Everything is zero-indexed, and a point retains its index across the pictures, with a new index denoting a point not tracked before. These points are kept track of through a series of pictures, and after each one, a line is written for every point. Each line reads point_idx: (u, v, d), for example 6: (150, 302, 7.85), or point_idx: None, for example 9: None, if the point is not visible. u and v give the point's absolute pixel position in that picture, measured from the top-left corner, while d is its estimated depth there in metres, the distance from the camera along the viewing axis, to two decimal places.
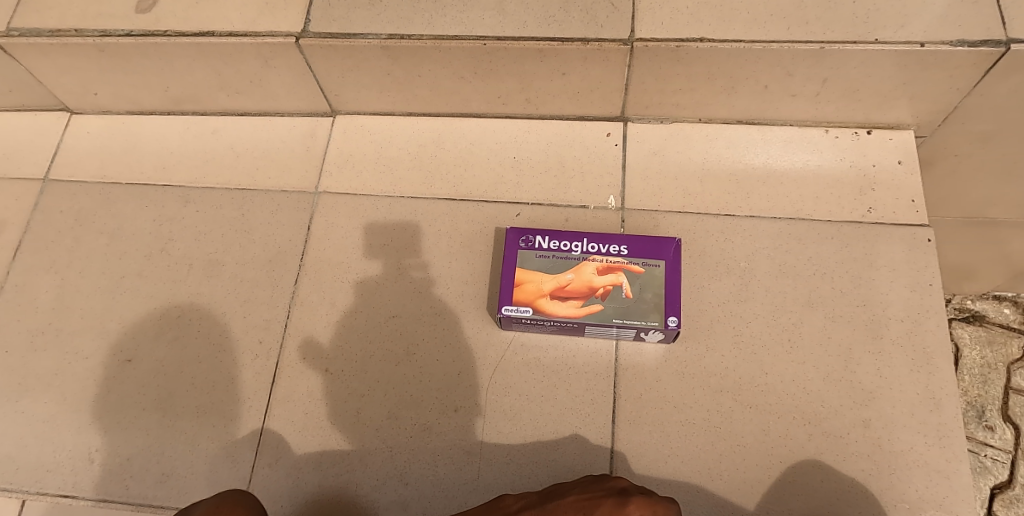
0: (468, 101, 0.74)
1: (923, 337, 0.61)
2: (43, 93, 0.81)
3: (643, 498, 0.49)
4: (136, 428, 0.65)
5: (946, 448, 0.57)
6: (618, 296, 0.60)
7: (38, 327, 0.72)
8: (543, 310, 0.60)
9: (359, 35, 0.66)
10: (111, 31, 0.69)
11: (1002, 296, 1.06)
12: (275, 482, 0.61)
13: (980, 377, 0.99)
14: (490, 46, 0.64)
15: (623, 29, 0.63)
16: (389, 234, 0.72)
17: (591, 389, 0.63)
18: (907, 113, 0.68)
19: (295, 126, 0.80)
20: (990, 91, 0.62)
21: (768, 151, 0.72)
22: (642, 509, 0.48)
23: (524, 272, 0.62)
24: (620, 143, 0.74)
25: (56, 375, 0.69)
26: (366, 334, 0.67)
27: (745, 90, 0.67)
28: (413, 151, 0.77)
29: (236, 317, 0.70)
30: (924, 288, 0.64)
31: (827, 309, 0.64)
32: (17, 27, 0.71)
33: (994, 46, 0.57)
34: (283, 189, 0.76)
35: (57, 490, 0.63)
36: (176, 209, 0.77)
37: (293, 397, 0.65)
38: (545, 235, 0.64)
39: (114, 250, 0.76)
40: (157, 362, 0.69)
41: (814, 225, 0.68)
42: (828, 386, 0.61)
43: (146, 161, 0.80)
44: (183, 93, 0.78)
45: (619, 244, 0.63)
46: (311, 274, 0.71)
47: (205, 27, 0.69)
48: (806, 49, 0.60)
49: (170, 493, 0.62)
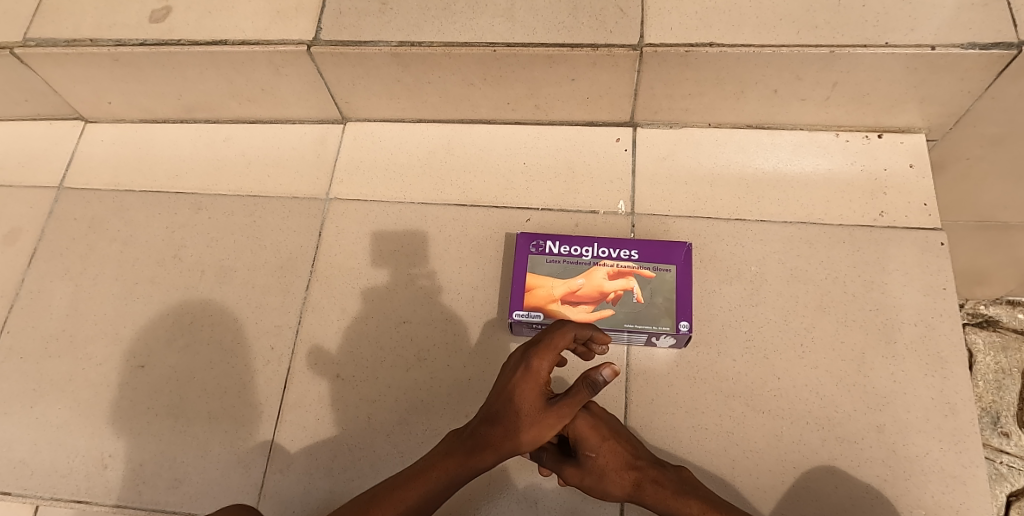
0: (477, 107, 0.75)
1: (937, 341, 0.61)
2: (58, 102, 0.82)
3: (535, 360, 0.52)
4: (149, 434, 0.66)
5: (962, 454, 0.56)
6: (628, 301, 0.60)
7: (52, 333, 0.73)
8: (553, 315, 0.60)
9: (369, 43, 0.67)
10: (126, 41, 0.70)
11: (1016, 301, 1.05)
12: (286, 488, 0.61)
13: (995, 383, 0.98)
14: (499, 52, 0.65)
15: (632, 34, 0.63)
16: (399, 240, 0.73)
17: (603, 395, 0.62)
18: (918, 117, 0.68)
19: (306, 133, 0.81)
20: (1003, 94, 0.61)
21: (778, 155, 0.72)
22: (547, 370, 0.52)
23: (535, 277, 0.62)
24: (629, 149, 0.74)
25: (70, 381, 0.70)
26: (376, 340, 0.67)
27: (754, 94, 0.67)
28: (422, 157, 0.77)
29: (247, 323, 0.70)
30: (937, 292, 0.63)
31: (839, 313, 0.64)
32: (34, 37, 0.72)
33: (1005, 49, 0.57)
34: (295, 196, 0.77)
35: (71, 496, 0.64)
36: (188, 216, 0.78)
37: (304, 402, 0.65)
38: (555, 240, 0.64)
39: (127, 256, 0.76)
40: (170, 367, 0.69)
41: (825, 230, 0.68)
42: (842, 392, 0.60)
43: (159, 168, 0.81)
44: (195, 101, 0.79)
45: (630, 249, 0.63)
46: (322, 279, 0.71)
47: (217, 36, 0.70)
48: (816, 54, 0.60)
49: (182, 499, 0.62)
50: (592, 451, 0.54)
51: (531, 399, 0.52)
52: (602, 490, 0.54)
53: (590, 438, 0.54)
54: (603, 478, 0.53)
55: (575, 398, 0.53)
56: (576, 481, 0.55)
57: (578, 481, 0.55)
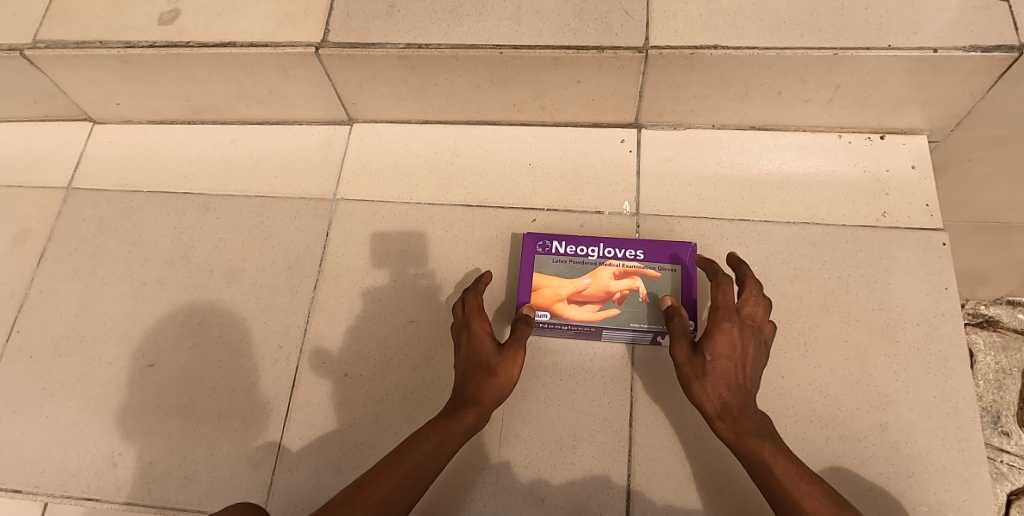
0: (483, 109, 0.76)
1: (939, 341, 0.62)
2: (66, 104, 0.83)
3: (475, 321, 0.59)
4: (159, 433, 0.66)
5: (964, 452, 0.57)
6: (634, 300, 0.61)
7: (62, 333, 0.73)
8: (561, 314, 0.60)
9: (377, 45, 0.67)
10: (135, 43, 0.71)
11: (1016, 301, 1.06)
12: (295, 486, 0.62)
13: (995, 383, 0.98)
14: (506, 55, 0.65)
15: (637, 37, 0.64)
16: (405, 240, 0.73)
17: (609, 394, 0.63)
18: (920, 118, 0.68)
19: (313, 134, 0.82)
20: (1004, 96, 0.62)
21: (781, 157, 0.72)
22: (489, 327, 0.59)
23: (542, 277, 0.62)
24: (633, 150, 0.75)
25: (79, 380, 0.70)
26: (384, 340, 0.68)
27: (758, 96, 0.68)
28: (428, 158, 0.78)
29: (255, 323, 0.71)
30: (939, 292, 0.64)
31: (842, 312, 0.64)
32: (44, 40, 0.73)
33: (1007, 51, 0.57)
34: (302, 197, 0.78)
35: (82, 494, 0.64)
36: (196, 216, 0.78)
37: (313, 401, 0.66)
38: (561, 241, 0.65)
39: (136, 257, 0.77)
40: (179, 366, 0.70)
41: (828, 231, 0.68)
42: (845, 390, 0.61)
43: (167, 170, 0.82)
44: (203, 102, 0.80)
45: (635, 249, 0.63)
46: (329, 280, 0.72)
47: (226, 38, 0.70)
48: (819, 56, 0.61)
49: (192, 497, 0.63)
50: (716, 354, 0.51)
51: (486, 345, 0.57)
52: (693, 386, 0.53)
53: (721, 345, 0.52)
54: (706, 377, 0.51)
55: (521, 336, 0.57)
56: (677, 362, 0.54)
57: (678, 363, 0.54)
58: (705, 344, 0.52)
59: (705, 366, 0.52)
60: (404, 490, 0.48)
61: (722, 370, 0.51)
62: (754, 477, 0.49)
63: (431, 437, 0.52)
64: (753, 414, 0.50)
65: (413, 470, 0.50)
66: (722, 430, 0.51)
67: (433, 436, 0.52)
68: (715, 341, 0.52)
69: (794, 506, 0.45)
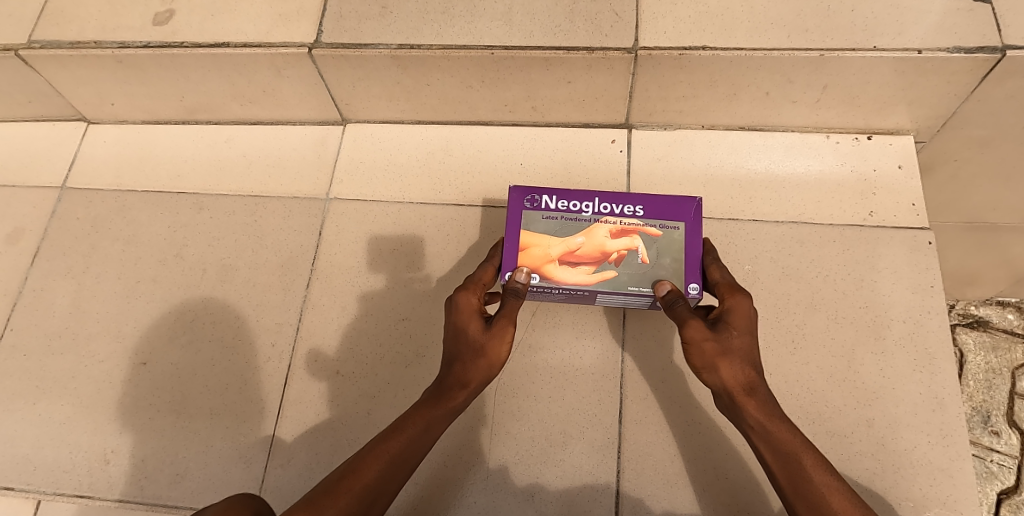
0: (475, 109, 0.76)
1: (925, 338, 0.62)
2: (61, 103, 0.83)
3: (463, 295, 0.54)
4: (151, 430, 0.67)
5: (949, 447, 0.57)
6: (632, 261, 0.58)
7: (55, 331, 0.73)
8: (552, 276, 0.58)
9: (370, 45, 0.68)
10: (130, 43, 0.72)
11: (1005, 301, 1.06)
12: (287, 482, 0.62)
13: (985, 383, 0.99)
14: (498, 55, 0.66)
15: (627, 38, 0.65)
16: (398, 240, 0.74)
17: (598, 391, 0.63)
18: (907, 119, 0.69)
19: (306, 134, 0.82)
20: (988, 96, 0.63)
21: (769, 157, 0.73)
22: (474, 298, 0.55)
23: (531, 235, 0.59)
24: (624, 150, 0.75)
25: (72, 378, 0.71)
26: (376, 338, 0.68)
27: (746, 96, 0.69)
28: (421, 158, 0.79)
29: (248, 321, 0.71)
30: (925, 290, 0.65)
31: (830, 310, 0.65)
32: (39, 39, 0.73)
33: (989, 53, 0.58)
34: (295, 196, 0.78)
35: (73, 491, 0.65)
36: (190, 216, 0.79)
37: (305, 399, 0.66)
38: (552, 196, 0.62)
39: (129, 255, 0.77)
40: (171, 364, 0.70)
41: (816, 230, 0.69)
42: (832, 387, 0.61)
43: (161, 169, 0.82)
44: (197, 102, 0.80)
45: (634, 205, 0.61)
46: (322, 278, 0.73)
47: (220, 38, 0.71)
48: (805, 57, 0.62)
49: (183, 493, 0.63)
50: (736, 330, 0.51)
51: (472, 324, 0.53)
52: (713, 367, 0.51)
53: (739, 322, 0.52)
54: (728, 354, 0.50)
55: (509, 310, 0.54)
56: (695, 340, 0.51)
57: (695, 342, 0.51)
58: (721, 323, 0.52)
59: (728, 344, 0.51)
60: (387, 477, 0.49)
61: (742, 348, 0.51)
62: (774, 465, 0.49)
63: (417, 421, 0.52)
64: (772, 398, 0.51)
65: (397, 457, 0.50)
66: (748, 413, 0.50)
67: (419, 419, 0.53)
68: (731, 319, 0.52)
69: (820, 500, 0.46)
